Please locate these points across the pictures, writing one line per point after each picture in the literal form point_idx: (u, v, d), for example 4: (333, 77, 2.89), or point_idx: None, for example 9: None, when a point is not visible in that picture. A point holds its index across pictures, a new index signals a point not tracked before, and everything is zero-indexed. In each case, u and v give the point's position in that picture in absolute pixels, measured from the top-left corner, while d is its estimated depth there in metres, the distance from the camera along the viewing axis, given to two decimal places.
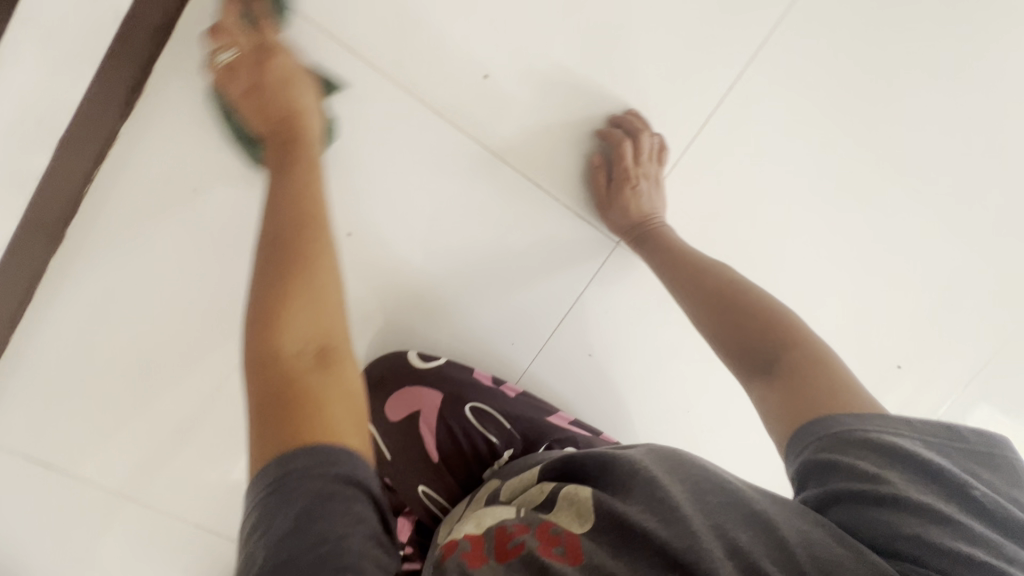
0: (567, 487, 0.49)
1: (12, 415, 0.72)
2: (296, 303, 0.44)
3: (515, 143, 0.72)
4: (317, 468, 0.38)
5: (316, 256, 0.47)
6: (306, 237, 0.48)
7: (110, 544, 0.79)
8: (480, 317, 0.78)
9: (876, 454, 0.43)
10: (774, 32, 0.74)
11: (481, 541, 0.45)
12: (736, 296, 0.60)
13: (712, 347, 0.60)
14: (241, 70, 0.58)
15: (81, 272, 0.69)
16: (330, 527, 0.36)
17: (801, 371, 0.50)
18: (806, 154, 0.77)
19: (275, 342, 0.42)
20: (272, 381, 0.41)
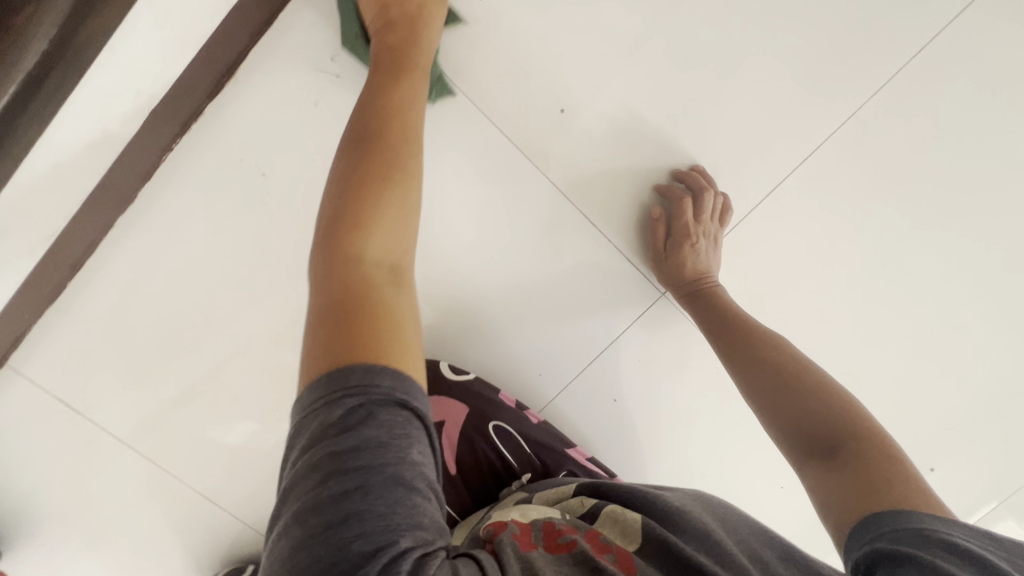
0: (612, 507, 0.58)
1: (52, 358, 0.74)
2: (385, 206, 0.44)
3: (581, 179, 0.72)
4: (395, 395, 0.37)
5: (411, 172, 0.47)
6: (393, 153, 0.47)
7: (120, 501, 0.81)
8: (514, 344, 0.78)
9: (961, 558, 0.41)
10: (863, 108, 0.72)
11: (530, 529, 0.52)
12: (794, 374, 0.60)
13: (765, 421, 0.60)
14: (400, 24, 0.60)
15: (141, 237, 0.71)
16: (390, 454, 0.35)
17: (869, 462, 0.51)
18: (876, 235, 0.75)
19: (360, 241, 0.42)
20: (343, 288, 0.40)
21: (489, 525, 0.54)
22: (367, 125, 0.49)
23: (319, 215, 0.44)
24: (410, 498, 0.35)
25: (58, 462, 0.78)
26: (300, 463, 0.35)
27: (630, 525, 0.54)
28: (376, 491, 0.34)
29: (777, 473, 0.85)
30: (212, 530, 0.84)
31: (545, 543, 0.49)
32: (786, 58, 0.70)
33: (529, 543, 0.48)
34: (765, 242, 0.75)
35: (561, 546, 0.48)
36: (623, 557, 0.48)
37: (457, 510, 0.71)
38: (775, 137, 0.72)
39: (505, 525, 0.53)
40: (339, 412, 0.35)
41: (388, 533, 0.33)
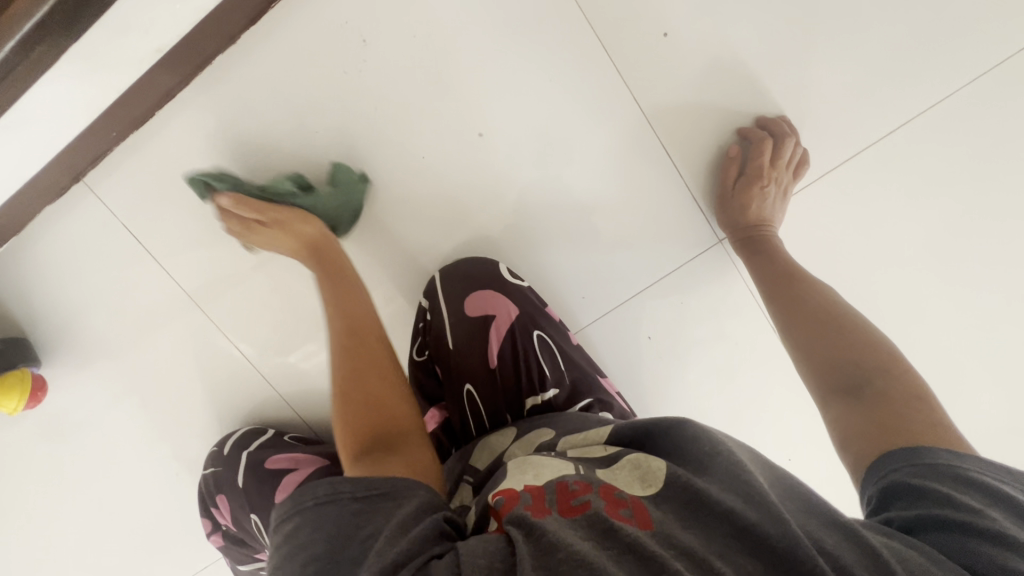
0: (634, 454, 0.53)
1: (126, 184, 0.76)
2: (381, 387, 0.53)
3: (667, 107, 0.73)
4: (358, 492, 0.41)
5: (377, 343, 0.59)
6: (370, 348, 0.58)
7: (158, 339, 0.84)
8: (564, 261, 0.80)
9: (974, 491, 0.43)
10: (965, 90, 0.71)
11: (542, 494, 0.46)
12: (838, 318, 0.61)
13: (800, 360, 0.61)
14: (278, 214, 0.69)
15: (229, 79, 0.71)
16: (366, 531, 0.39)
17: (897, 398, 0.51)
18: (948, 220, 0.74)
19: (356, 417, 0.50)
20: (365, 450, 0.47)
21: (496, 493, 0.48)
22: (358, 313, 0.63)
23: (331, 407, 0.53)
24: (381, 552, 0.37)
25: (111, 290, 0.81)
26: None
27: (651, 471, 0.49)
28: (348, 571, 0.37)
29: (788, 443, 0.86)
30: (235, 387, 0.87)
31: (559, 508, 0.45)
32: (902, 19, 0.69)
33: (542, 511, 0.44)
34: (834, 207, 0.75)
35: (575, 509, 0.45)
36: (642, 516, 0.44)
37: (483, 409, 0.70)
38: (870, 100, 0.72)
39: (515, 492, 0.47)
40: (310, 515, 0.40)
41: None
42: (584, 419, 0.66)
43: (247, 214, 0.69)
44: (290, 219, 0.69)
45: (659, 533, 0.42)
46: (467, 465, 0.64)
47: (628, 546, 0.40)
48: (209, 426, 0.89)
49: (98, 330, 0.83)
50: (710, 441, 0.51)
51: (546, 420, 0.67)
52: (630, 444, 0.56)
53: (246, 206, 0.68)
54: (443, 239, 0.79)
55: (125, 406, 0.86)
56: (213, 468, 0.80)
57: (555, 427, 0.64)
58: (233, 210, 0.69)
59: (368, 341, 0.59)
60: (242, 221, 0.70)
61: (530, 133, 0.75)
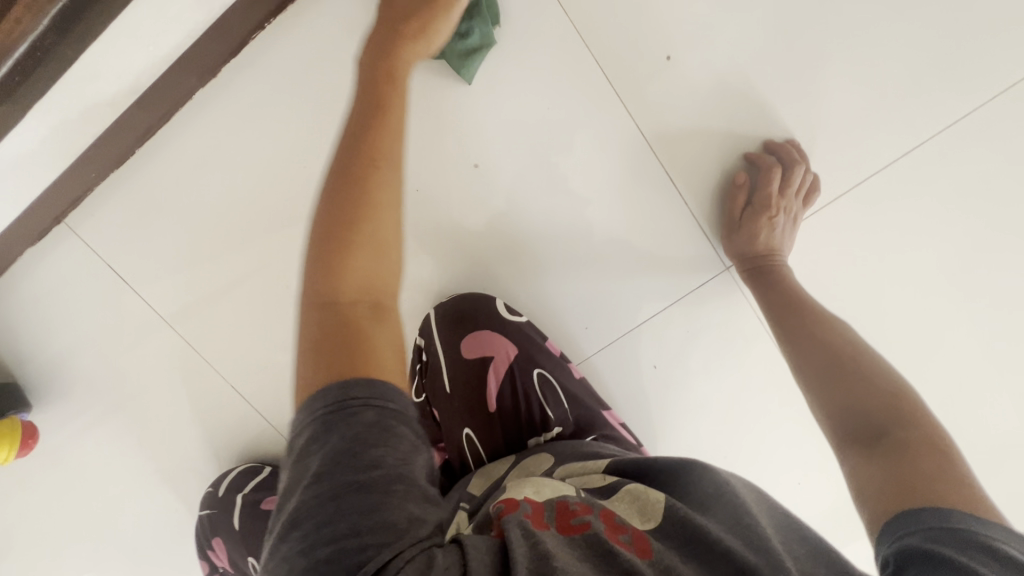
0: (632, 484, 0.52)
1: (109, 223, 0.73)
2: (371, 212, 0.42)
3: (671, 133, 0.70)
4: (372, 396, 0.37)
5: (385, 158, 0.44)
6: (370, 193, 0.43)
7: (151, 375, 0.82)
8: (565, 290, 0.77)
9: (997, 564, 0.38)
10: (982, 110, 0.67)
11: (542, 509, 0.46)
12: (852, 357, 0.58)
13: (811, 403, 0.58)
14: None
15: (213, 113, 0.69)
16: (381, 458, 0.35)
17: (917, 450, 0.47)
18: (965, 243, 0.71)
19: (337, 283, 0.41)
20: (329, 324, 0.40)
21: (497, 502, 0.48)
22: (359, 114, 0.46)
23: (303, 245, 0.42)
24: (386, 501, 0.34)
25: (99, 330, 0.79)
26: (297, 477, 0.36)
27: (650, 504, 0.49)
28: (349, 504, 0.33)
29: (798, 469, 0.84)
30: (232, 421, 0.85)
31: (558, 524, 0.44)
32: (918, 35, 0.65)
33: (541, 524, 0.43)
34: (845, 233, 0.72)
35: (574, 528, 0.44)
36: (642, 542, 0.44)
37: (483, 452, 0.68)
38: (884, 121, 0.68)
39: (516, 502, 0.47)
40: (320, 428, 0.36)
41: (355, 543, 0.32)
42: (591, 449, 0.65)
43: None
44: None
45: (657, 562, 0.42)
46: (464, 491, 0.63)
47: (624, 571, 0.39)
48: (205, 463, 0.87)
49: (88, 370, 0.81)
50: (715, 483, 0.51)
51: (551, 447, 0.66)
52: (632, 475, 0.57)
53: None
54: (441, 273, 0.77)
55: (119, 445, 0.84)
56: (208, 510, 0.78)
57: (553, 453, 0.64)
58: None
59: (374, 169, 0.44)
60: None
61: (527, 161, 0.71)
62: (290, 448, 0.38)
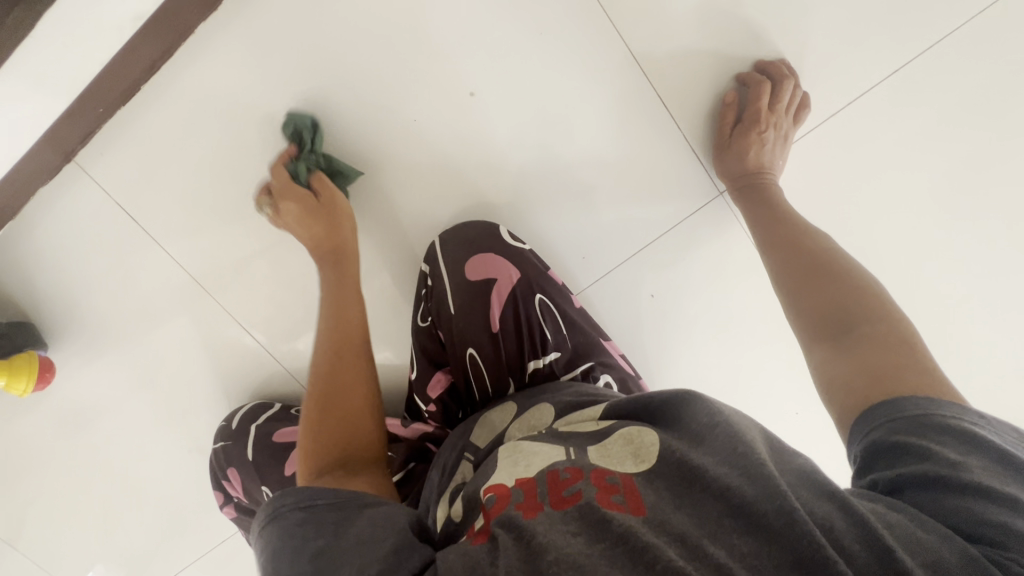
0: (628, 429, 0.54)
1: (119, 163, 0.75)
2: (354, 399, 0.59)
3: (662, 59, 0.71)
4: (298, 496, 0.45)
5: (358, 375, 0.62)
6: (346, 391, 0.60)
7: (163, 320, 0.84)
8: (560, 220, 0.79)
9: (953, 440, 0.43)
10: (970, 22, 0.68)
11: (533, 487, 0.48)
12: (830, 265, 0.60)
13: (787, 310, 0.61)
14: (323, 206, 0.70)
15: (214, 51, 0.70)
16: (332, 523, 0.43)
17: (881, 342, 0.51)
18: (952, 163, 0.73)
19: (341, 450, 0.55)
20: (327, 471, 0.52)
21: (486, 489, 0.50)
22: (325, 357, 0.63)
23: (298, 448, 0.55)
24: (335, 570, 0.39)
25: (111, 272, 0.81)
26: None
27: (645, 447, 0.50)
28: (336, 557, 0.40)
29: (795, 397, 0.87)
30: (244, 364, 0.88)
31: (551, 501, 0.46)
32: None
33: (533, 510, 0.45)
34: (835, 157, 0.74)
35: (566, 501, 0.45)
36: (634, 499, 0.45)
37: (485, 372, 0.71)
38: (874, 38, 0.69)
39: (506, 490, 0.49)
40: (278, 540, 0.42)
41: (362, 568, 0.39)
42: (583, 387, 0.68)
43: (302, 186, 0.71)
44: (333, 218, 0.70)
45: (652, 518, 0.43)
46: (468, 441, 0.66)
47: (620, 536, 0.41)
48: (217, 402, 0.90)
49: (102, 312, 0.83)
50: (709, 413, 0.51)
51: (544, 390, 0.68)
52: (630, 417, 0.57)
53: (317, 189, 0.71)
54: (441, 207, 0.79)
55: (134, 387, 0.87)
56: (223, 442, 0.80)
57: (555, 402, 0.64)
58: (281, 183, 0.71)
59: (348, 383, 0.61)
60: (296, 203, 0.70)
61: (524, 94, 0.73)
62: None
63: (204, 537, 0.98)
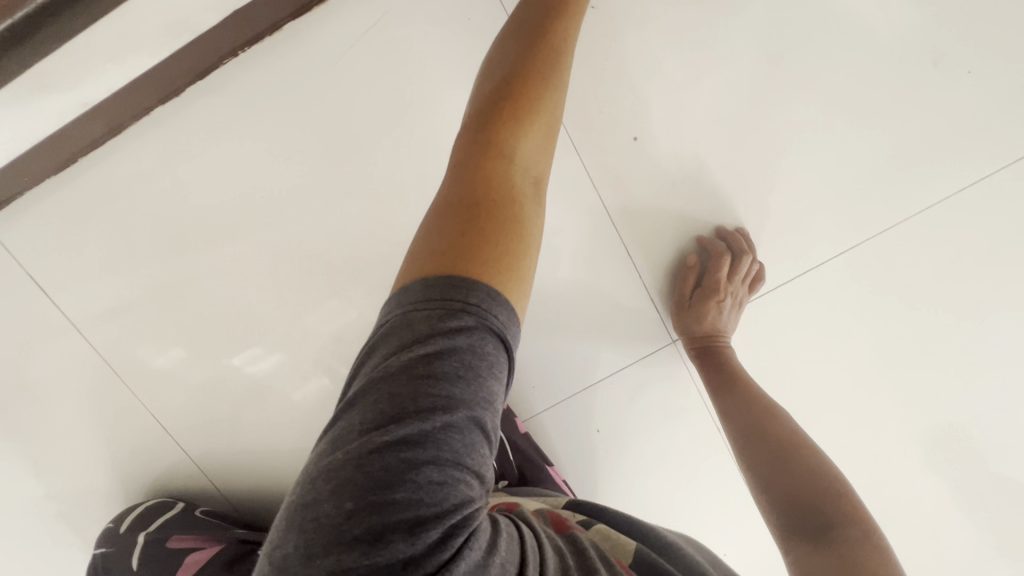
0: (602, 524, 0.54)
1: (39, 226, 0.69)
2: (534, 134, 0.43)
3: (633, 209, 0.72)
4: (500, 333, 0.37)
5: (550, 111, 0.44)
6: (539, 95, 0.44)
7: (57, 395, 0.75)
8: (518, 347, 0.78)
9: None
10: (905, 223, 0.73)
11: (537, 517, 0.52)
12: (793, 453, 0.59)
13: (760, 507, 0.58)
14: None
15: (165, 134, 0.68)
16: (494, 402, 0.36)
17: (855, 545, 0.47)
18: (893, 341, 0.76)
19: (496, 162, 0.41)
20: (483, 192, 0.40)
21: (499, 503, 0.55)
22: (530, 56, 0.46)
23: (478, 102, 0.44)
24: (481, 445, 0.36)
25: (7, 337, 0.73)
26: (412, 358, 0.35)
27: (619, 545, 0.50)
28: (460, 431, 0.34)
29: (735, 551, 0.84)
30: (145, 456, 0.78)
31: (556, 527, 0.49)
32: (860, 145, 0.71)
33: (544, 523, 0.49)
34: (784, 321, 0.76)
35: (570, 530, 0.48)
36: (625, 568, 0.46)
37: None
38: (829, 218, 0.73)
39: (519, 503, 0.53)
40: (468, 338, 0.35)
41: (454, 473, 0.34)
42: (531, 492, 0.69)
43: None
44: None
45: None
46: None
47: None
48: (101, 494, 0.79)
49: None
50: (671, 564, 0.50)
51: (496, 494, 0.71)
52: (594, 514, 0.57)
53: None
54: None
55: (14, 464, 0.77)
56: (104, 548, 0.72)
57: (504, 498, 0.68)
58: None
59: (535, 113, 0.43)
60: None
61: None
62: (392, 317, 0.37)
63: None
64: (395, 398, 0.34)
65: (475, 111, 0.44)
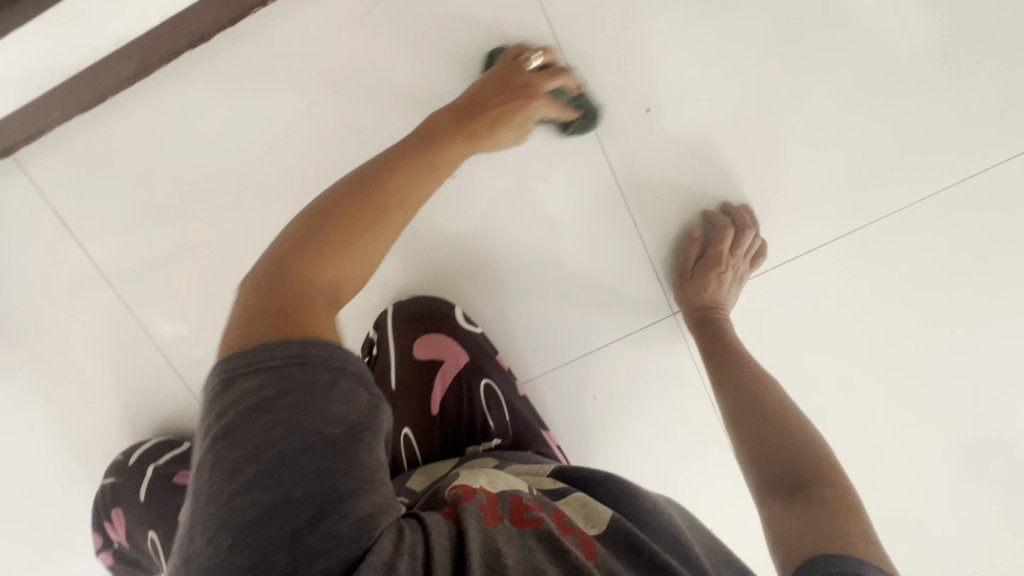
0: (579, 493, 0.54)
1: (63, 162, 0.71)
2: (376, 217, 0.45)
3: (641, 180, 0.74)
4: (330, 360, 0.37)
5: (386, 225, 0.46)
6: (377, 214, 0.45)
7: (74, 330, 0.77)
8: (521, 310, 0.80)
9: None
10: (909, 210, 0.74)
11: (497, 500, 0.46)
12: (781, 416, 0.61)
13: (740, 464, 0.60)
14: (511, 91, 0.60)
15: (189, 79, 0.69)
16: (349, 413, 0.37)
17: (829, 506, 0.50)
18: (888, 325, 0.78)
19: (312, 261, 0.42)
20: (282, 295, 0.40)
21: (453, 487, 0.48)
22: (369, 176, 0.47)
23: (316, 203, 0.45)
24: (353, 449, 0.36)
25: (29, 270, 0.75)
26: (246, 411, 0.35)
27: (596, 512, 0.50)
28: (314, 452, 0.35)
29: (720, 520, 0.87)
30: (156, 394, 0.81)
31: (511, 517, 0.44)
32: (868, 131, 0.72)
33: (494, 517, 0.43)
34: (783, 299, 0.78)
35: (527, 521, 0.44)
36: (588, 544, 0.45)
37: (419, 450, 0.68)
38: (833, 201, 0.75)
39: (472, 489, 0.47)
40: (297, 372, 0.36)
41: (326, 491, 0.34)
42: (526, 459, 0.65)
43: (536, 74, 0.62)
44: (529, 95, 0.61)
45: (603, 565, 0.44)
46: (402, 486, 0.61)
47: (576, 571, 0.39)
48: (113, 428, 0.82)
49: (8, 308, 0.76)
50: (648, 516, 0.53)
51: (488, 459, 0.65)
52: (576, 483, 0.58)
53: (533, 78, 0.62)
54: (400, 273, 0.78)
55: (28, 394, 0.79)
56: (113, 478, 0.74)
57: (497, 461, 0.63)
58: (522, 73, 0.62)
59: (385, 202, 0.46)
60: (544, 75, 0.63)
61: (503, 181, 0.75)
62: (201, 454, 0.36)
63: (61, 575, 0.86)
64: (238, 454, 0.34)
65: (309, 210, 0.45)
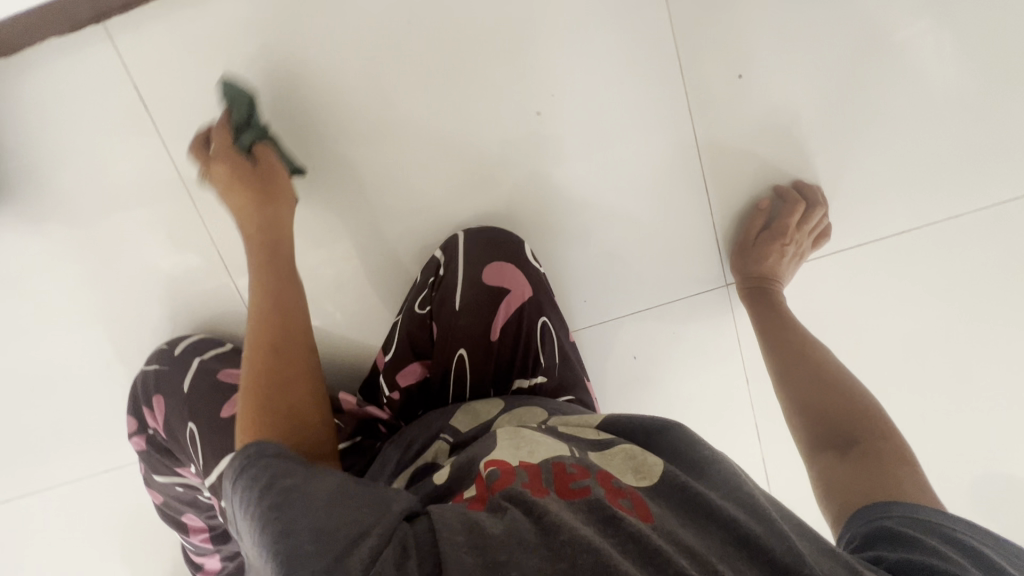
0: (630, 445, 0.52)
1: (150, 39, 0.70)
2: (296, 367, 0.53)
3: (720, 146, 0.75)
4: (268, 453, 0.43)
5: (297, 342, 0.55)
6: (292, 361, 0.53)
7: (132, 213, 0.76)
8: (579, 259, 0.80)
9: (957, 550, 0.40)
10: (965, 215, 0.77)
11: (539, 473, 0.46)
12: (834, 378, 0.62)
13: (789, 422, 0.61)
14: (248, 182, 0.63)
15: None
16: (307, 480, 0.40)
17: (881, 458, 0.51)
18: (926, 323, 0.81)
19: (271, 399, 0.49)
20: (282, 415, 0.48)
21: (488, 465, 0.47)
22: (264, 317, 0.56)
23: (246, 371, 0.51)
24: (325, 492, 0.39)
25: (96, 144, 0.73)
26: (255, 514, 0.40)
27: (647, 466, 0.49)
28: (293, 511, 0.38)
29: None
30: (205, 291, 0.80)
31: (557, 489, 0.45)
32: (941, 132, 0.75)
33: (540, 491, 0.44)
34: (835, 285, 0.80)
35: (574, 493, 0.44)
36: (642, 507, 0.44)
37: (470, 375, 0.69)
38: (897, 195, 0.77)
39: (510, 467, 0.47)
40: (254, 481, 0.41)
41: (321, 532, 0.36)
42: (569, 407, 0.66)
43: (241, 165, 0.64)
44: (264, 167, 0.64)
45: (659, 528, 0.42)
46: (447, 423, 0.62)
47: (628, 537, 0.40)
48: (157, 319, 0.81)
49: (68, 181, 0.75)
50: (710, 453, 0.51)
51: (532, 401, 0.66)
52: (625, 434, 0.56)
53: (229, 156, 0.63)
54: (466, 206, 0.78)
55: (75, 272, 0.78)
56: (157, 365, 0.74)
57: (545, 407, 0.63)
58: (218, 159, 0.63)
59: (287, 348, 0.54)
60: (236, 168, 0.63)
61: (586, 127, 0.75)
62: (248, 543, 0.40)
63: (83, 460, 0.86)
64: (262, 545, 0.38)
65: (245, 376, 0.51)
